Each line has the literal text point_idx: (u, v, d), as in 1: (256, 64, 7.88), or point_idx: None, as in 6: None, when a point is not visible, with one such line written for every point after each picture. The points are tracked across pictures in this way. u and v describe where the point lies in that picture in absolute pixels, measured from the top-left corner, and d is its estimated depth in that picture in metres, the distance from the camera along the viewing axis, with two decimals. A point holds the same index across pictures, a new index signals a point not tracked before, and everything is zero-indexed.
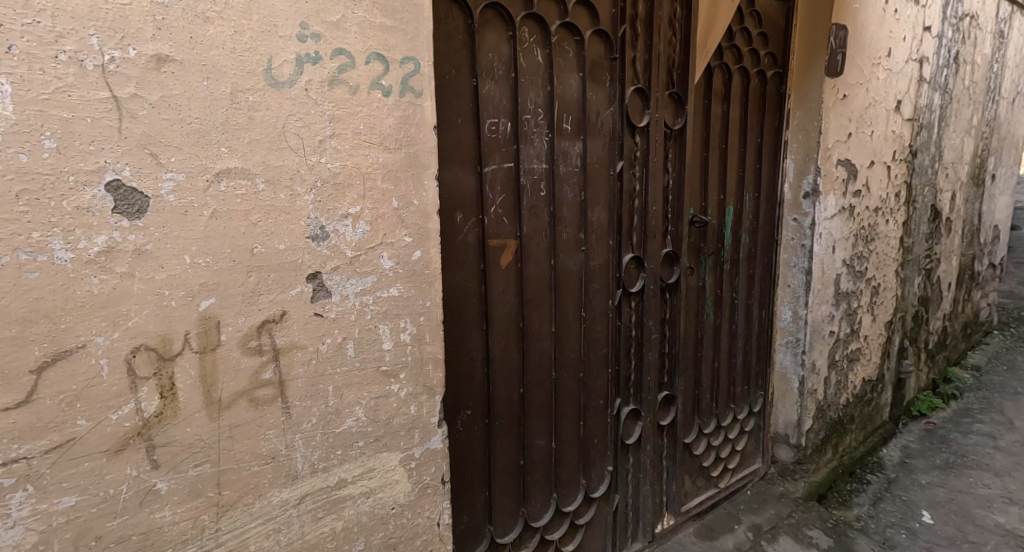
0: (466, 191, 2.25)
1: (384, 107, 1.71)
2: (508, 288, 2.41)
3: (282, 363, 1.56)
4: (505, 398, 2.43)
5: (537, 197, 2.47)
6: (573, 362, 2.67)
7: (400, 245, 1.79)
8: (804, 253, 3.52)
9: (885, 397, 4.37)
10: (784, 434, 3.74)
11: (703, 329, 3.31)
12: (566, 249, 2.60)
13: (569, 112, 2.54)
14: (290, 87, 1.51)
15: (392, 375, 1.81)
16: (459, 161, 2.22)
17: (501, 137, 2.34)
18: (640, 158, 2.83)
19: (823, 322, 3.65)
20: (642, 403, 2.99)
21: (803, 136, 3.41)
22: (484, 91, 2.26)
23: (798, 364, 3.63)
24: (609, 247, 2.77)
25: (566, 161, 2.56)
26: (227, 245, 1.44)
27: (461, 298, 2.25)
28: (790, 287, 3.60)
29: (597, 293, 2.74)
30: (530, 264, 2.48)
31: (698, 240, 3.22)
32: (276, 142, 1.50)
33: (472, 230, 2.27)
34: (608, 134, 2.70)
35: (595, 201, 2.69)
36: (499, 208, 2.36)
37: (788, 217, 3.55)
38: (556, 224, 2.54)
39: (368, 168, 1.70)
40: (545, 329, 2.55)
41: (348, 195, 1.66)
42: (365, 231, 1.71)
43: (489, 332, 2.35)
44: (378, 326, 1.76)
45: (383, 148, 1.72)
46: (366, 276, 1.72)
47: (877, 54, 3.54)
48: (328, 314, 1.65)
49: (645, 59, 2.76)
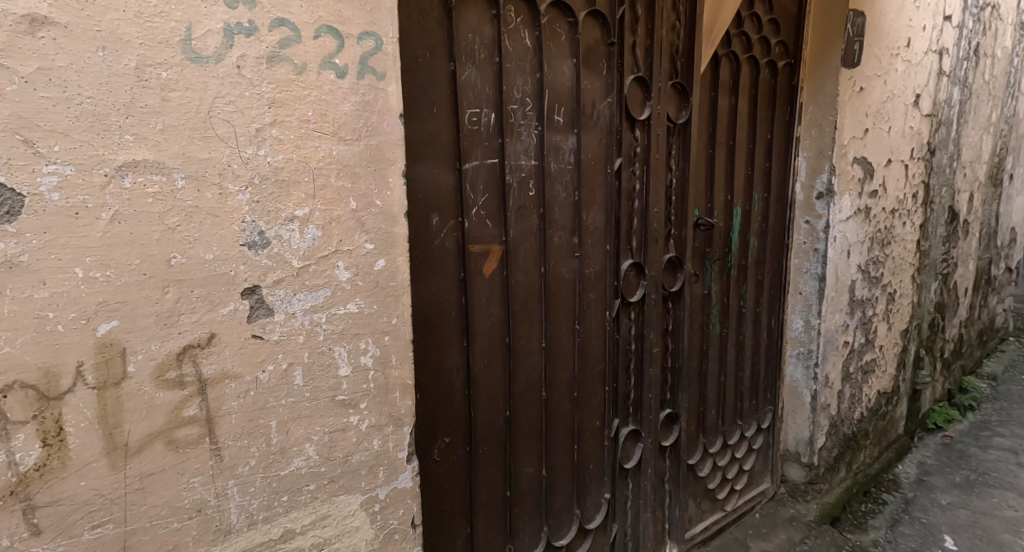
0: (443, 190, 1.99)
1: (339, 90, 1.47)
2: (493, 299, 2.15)
3: (211, 396, 1.30)
4: (489, 423, 2.16)
5: (525, 197, 2.21)
6: (566, 380, 2.41)
7: (360, 253, 1.54)
8: (817, 258, 3.26)
9: (901, 410, 4.07)
10: (795, 451, 3.47)
11: (708, 340, 3.05)
12: (558, 255, 2.34)
13: (561, 103, 2.28)
14: (217, 63, 1.25)
15: (351, 406, 1.55)
16: (436, 156, 1.96)
17: (484, 130, 2.08)
18: (641, 154, 2.57)
19: (838, 333, 3.38)
20: (642, 423, 2.72)
21: (817, 131, 3.16)
22: (464, 77, 2.00)
23: (809, 377, 3.36)
24: (606, 252, 2.51)
25: (558, 157, 2.30)
26: (136, 255, 1.19)
27: (438, 310, 2.00)
28: (801, 294, 3.33)
29: (593, 303, 2.48)
30: (518, 273, 2.22)
31: (703, 244, 2.97)
32: (198, 129, 1.24)
33: (450, 235, 2.02)
34: (605, 128, 2.44)
35: (591, 202, 2.43)
36: (482, 210, 2.10)
37: (799, 220, 3.29)
38: (547, 228, 2.28)
39: (319, 164, 1.45)
40: (534, 345, 2.29)
41: (294, 195, 1.41)
42: (316, 237, 1.46)
43: (471, 349, 2.09)
44: (332, 348, 1.51)
45: (337, 139, 1.48)
46: (318, 290, 1.47)
47: (896, 44, 3.28)
48: (269, 336, 1.39)
49: (645, 45, 2.51)
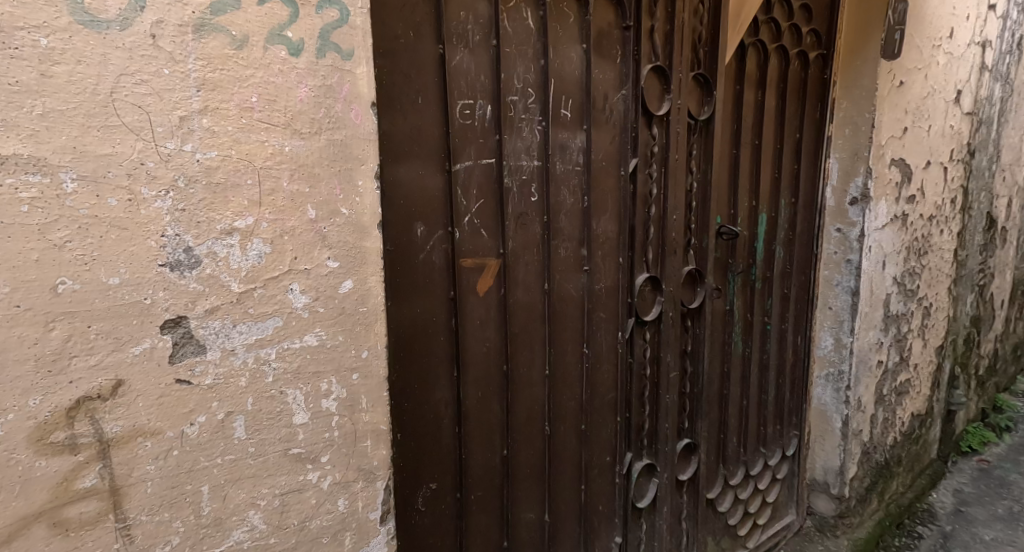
0: (430, 195, 1.71)
1: (292, 71, 1.18)
2: (489, 321, 1.87)
3: (116, 460, 1.02)
4: (482, 463, 1.88)
5: (527, 202, 1.92)
6: (571, 412, 2.12)
7: (321, 273, 1.26)
8: (849, 270, 2.94)
9: (934, 433, 3.64)
10: (823, 481, 3.13)
11: (730, 362, 2.74)
12: (564, 270, 2.05)
13: (569, 94, 1.99)
14: (121, 30, 0.98)
15: (310, 461, 1.26)
16: (421, 155, 1.69)
17: (479, 125, 1.80)
18: (658, 154, 2.28)
19: (872, 352, 3.05)
20: (658, 456, 2.42)
21: (851, 130, 2.86)
22: (455, 63, 1.73)
23: (840, 401, 3.02)
24: (619, 265, 2.21)
25: (564, 156, 2.01)
26: (7, 282, 0.92)
27: (423, 335, 1.71)
28: (831, 309, 3.01)
29: (603, 324, 2.19)
30: (518, 290, 1.93)
31: (725, 254, 2.68)
32: (95, 114, 0.97)
33: (438, 248, 1.74)
34: (618, 124, 2.15)
35: (602, 208, 2.13)
36: (477, 218, 1.82)
37: (830, 227, 2.98)
38: (551, 238, 1.99)
39: (266, 163, 1.17)
40: (536, 373, 2.00)
41: (233, 202, 1.13)
42: (262, 254, 1.17)
43: (461, 379, 1.80)
44: (285, 391, 1.22)
45: (290, 132, 1.19)
46: (265, 320, 1.18)
47: (939, 34, 2.98)
48: (200, 380, 1.10)
49: (665, 30, 2.22)
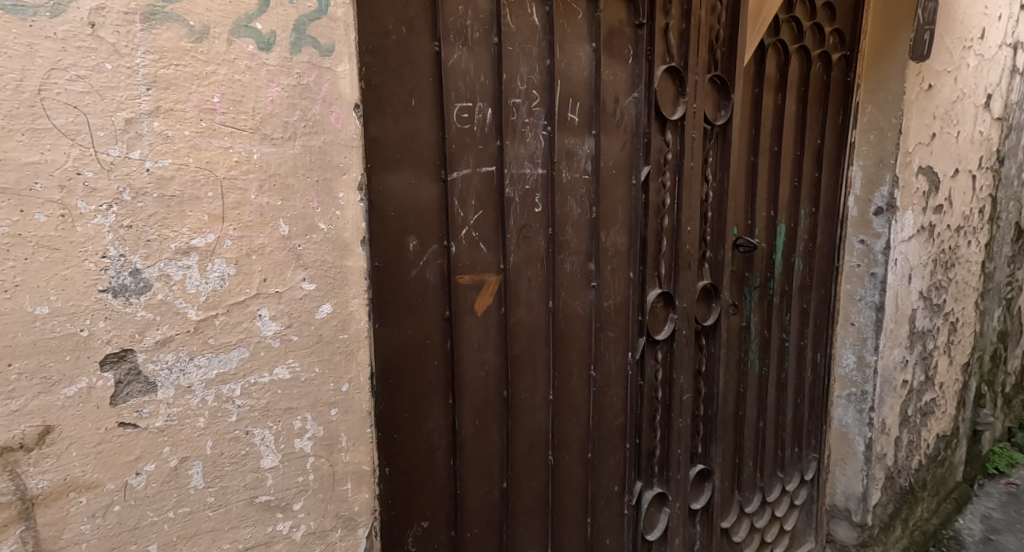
0: (424, 206, 1.57)
1: (261, 67, 1.04)
2: (488, 343, 1.73)
3: (42, 520, 0.89)
4: (479, 497, 1.75)
5: (530, 214, 1.78)
6: (577, 440, 1.98)
7: (294, 297, 1.12)
8: (873, 284, 2.77)
9: (959, 454, 3.45)
10: (844, 508, 2.95)
11: (746, 382, 2.58)
12: (570, 286, 1.90)
13: (576, 96, 1.84)
14: (51, 18, 0.85)
15: (280, 509, 1.12)
16: (415, 163, 1.55)
17: (479, 130, 1.65)
18: (671, 161, 2.13)
19: (896, 371, 2.87)
20: (670, 485, 2.27)
21: (877, 136, 2.69)
22: (453, 62, 1.58)
23: (862, 423, 2.84)
24: (629, 280, 2.06)
25: (571, 164, 1.86)
26: None
27: (415, 358, 1.58)
28: (853, 325, 2.84)
29: (612, 344, 2.04)
30: (520, 309, 1.79)
31: (742, 268, 2.52)
32: (20, 116, 0.84)
33: (433, 264, 1.61)
34: (629, 129, 2.00)
35: (612, 219, 1.98)
36: (476, 231, 1.68)
37: (852, 239, 2.81)
38: (557, 252, 1.85)
39: (231, 172, 1.03)
40: (539, 399, 1.86)
41: (191, 217, 0.99)
42: (226, 275, 1.03)
43: (457, 406, 1.67)
44: (252, 431, 1.07)
45: (259, 138, 1.06)
46: (229, 351, 1.04)
47: (969, 35, 2.81)
48: (149, 422, 0.96)
49: (680, 28, 2.08)
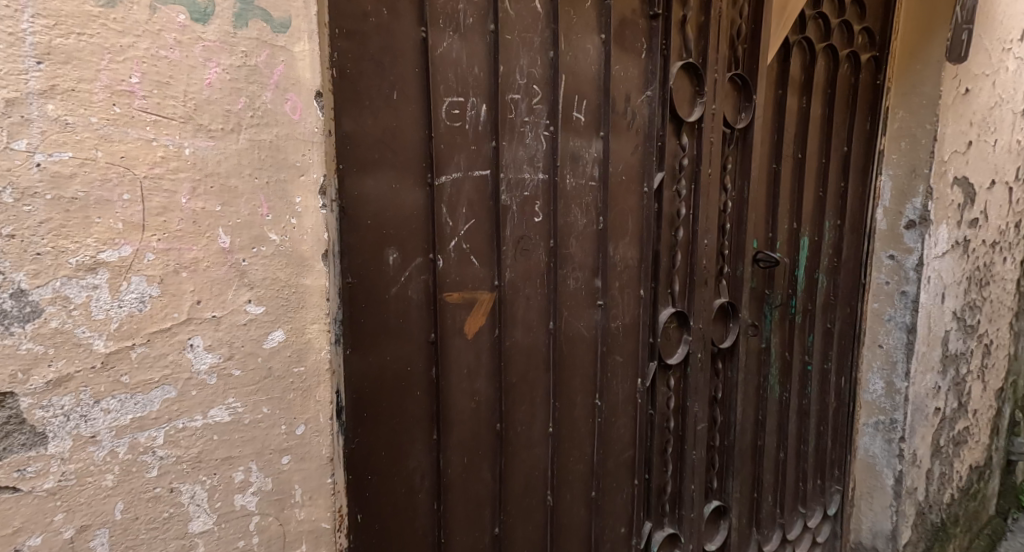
0: (407, 214, 1.38)
1: (195, 42, 0.85)
2: (479, 369, 1.54)
3: None
4: (467, 543, 1.56)
5: (529, 224, 1.58)
6: (580, 477, 1.78)
7: (236, 322, 0.93)
8: (903, 303, 2.54)
9: (992, 487, 3.21)
10: (870, 546, 2.71)
11: (766, 409, 2.37)
12: (573, 306, 1.70)
13: (583, 94, 1.65)
14: None
15: None
16: (398, 164, 1.36)
17: (472, 129, 1.46)
18: (686, 168, 1.93)
19: (928, 399, 2.63)
20: (682, 524, 2.05)
21: (909, 143, 2.49)
22: (442, 51, 1.39)
23: (891, 454, 2.60)
24: (640, 298, 1.86)
25: (576, 168, 1.66)
26: None
27: (394, 388, 1.40)
28: (881, 348, 2.61)
29: (620, 370, 1.83)
30: (517, 331, 1.60)
31: (762, 284, 2.32)
32: None
33: (416, 280, 1.42)
34: (642, 130, 1.80)
35: (621, 230, 1.78)
36: (467, 243, 1.49)
37: (880, 254, 2.60)
38: (559, 267, 1.65)
39: (155, 170, 0.83)
40: (537, 431, 1.66)
41: (98, 226, 0.80)
42: (147, 297, 0.84)
43: (442, 443, 1.48)
44: (178, 489, 0.88)
45: (193, 129, 0.86)
46: (149, 392, 0.85)
47: (1009, 36, 2.61)
48: (35, 484, 0.78)
49: (698, 22, 1.89)
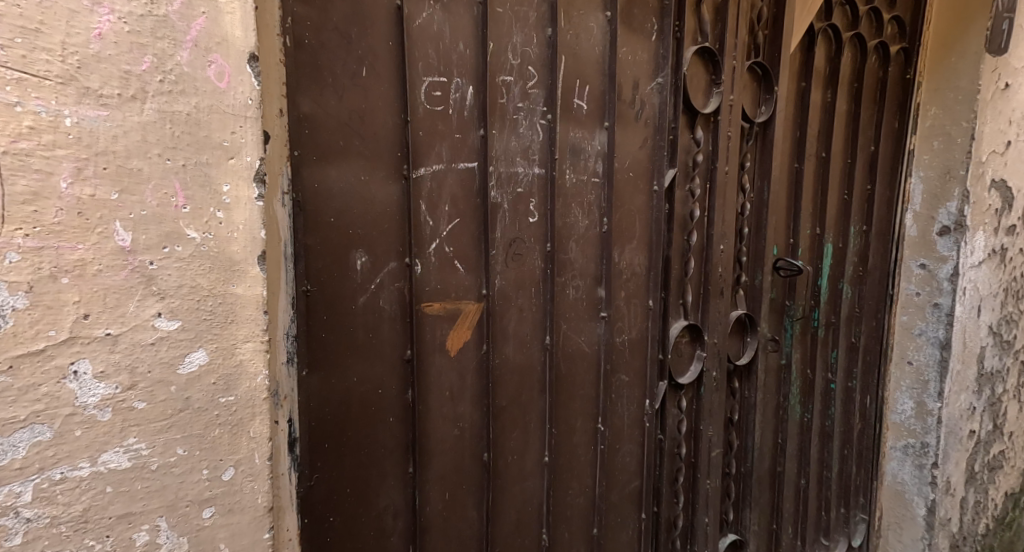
0: (378, 212, 1.20)
1: None
2: (463, 392, 1.35)
3: None
4: None
5: (522, 225, 1.38)
6: (580, 513, 1.57)
7: (139, 342, 0.74)
8: (936, 316, 2.30)
9: None
10: None
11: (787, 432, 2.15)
12: (573, 318, 1.50)
13: (585, 78, 1.45)
14: None
15: None
16: (367, 153, 1.17)
17: (455, 114, 1.27)
18: (701, 165, 1.74)
19: (963, 421, 2.30)
20: None
21: (943, 142, 2.26)
22: (420, 23, 1.20)
23: (922, 481, 2.35)
24: (648, 310, 1.65)
25: (577, 161, 1.46)
26: None
27: (362, 414, 1.22)
28: (911, 365, 2.38)
29: (625, 391, 1.63)
30: (508, 346, 1.40)
31: (782, 295, 2.12)
32: None
33: (389, 289, 1.23)
34: (651, 122, 1.60)
35: (627, 233, 1.58)
36: (450, 246, 1.29)
37: (910, 261, 2.37)
38: (556, 274, 1.44)
39: (20, 145, 0.66)
40: (531, 462, 1.46)
41: None
42: (9, 311, 0.66)
43: (419, 477, 1.30)
44: None
45: (75, 93, 0.68)
46: (12, 434, 0.67)
47: None
48: None
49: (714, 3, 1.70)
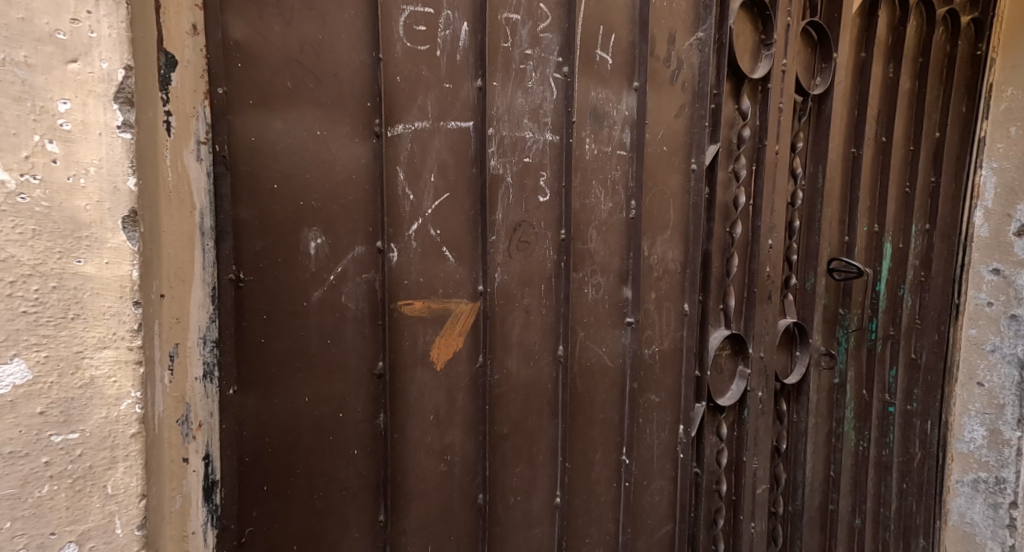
0: (338, 178, 0.91)
1: None
2: (451, 416, 1.05)
3: None
4: None
5: (531, 206, 1.09)
6: None
7: None
8: (1014, 330, 1.97)
9: None
10: None
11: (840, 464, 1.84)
12: (593, 325, 1.20)
13: (611, 26, 1.17)
14: None
15: None
16: (326, 101, 0.89)
17: (444, 58, 0.98)
18: (747, 141, 1.43)
19: None
20: None
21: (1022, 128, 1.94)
22: None
23: (996, 521, 2.04)
24: (683, 316, 1.34)
25: (599, 128, 1.17)
26: None
27: (315, 447, 0.93)
28: (982, 387, 2.05)
29: (656, 416, 1.32)
30: (510, 359, 1.10)
31: (835, 302, 1.80)
32: None
33: (354, 282, 0.94)
34: (692, 84, 1.29)
35: (659, 222, 1.28)
36: (437, 229, 1.00)
37: (980, 265, 2.03)
38: (573, 269, 1.15)
39: None
40: (538, 505, 1.16)
41: None
42: None
43: (392, 528, 1.00)
44: None
45: None
46: None
47: None
48: None
49: None
